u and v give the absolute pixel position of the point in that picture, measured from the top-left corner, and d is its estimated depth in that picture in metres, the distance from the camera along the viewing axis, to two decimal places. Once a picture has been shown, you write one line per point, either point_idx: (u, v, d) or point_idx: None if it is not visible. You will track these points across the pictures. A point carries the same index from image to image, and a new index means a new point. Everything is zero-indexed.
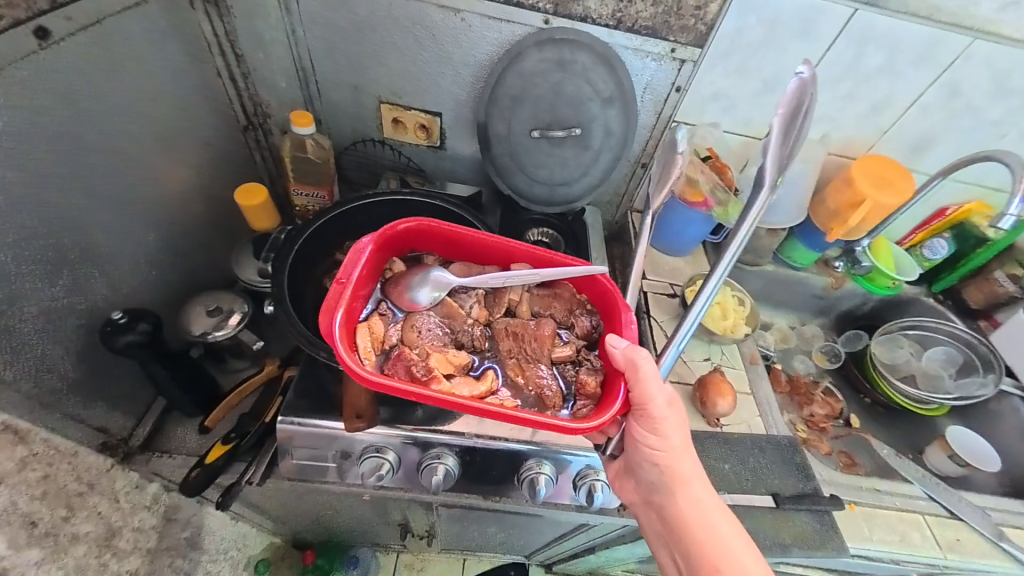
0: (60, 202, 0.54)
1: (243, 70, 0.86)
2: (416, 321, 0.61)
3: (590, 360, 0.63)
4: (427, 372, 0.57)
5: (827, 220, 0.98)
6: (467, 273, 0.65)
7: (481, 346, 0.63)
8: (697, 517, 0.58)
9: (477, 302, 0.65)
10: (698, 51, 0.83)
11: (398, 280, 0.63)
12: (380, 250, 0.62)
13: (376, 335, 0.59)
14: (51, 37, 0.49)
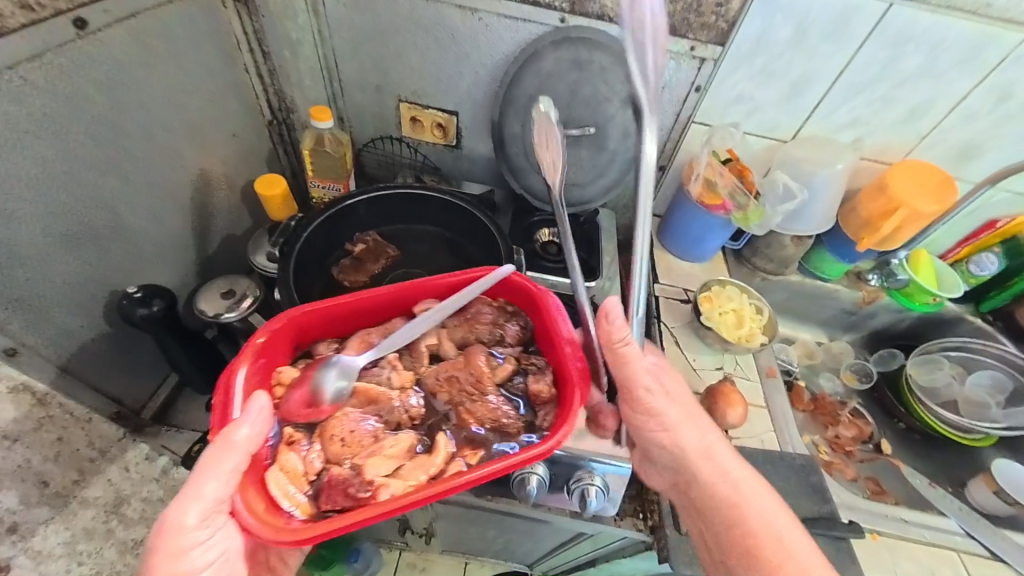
0: (92, 181, 0.58)
1: (270, 66, 0.89)
2: (329, 428, 0.51)
3: (530, 365, 0.59)
4: (372, 483, 0.48)
5: (858, 230, 0.92)
6: (368, 344, 0.57)
7: (419, 414, 0.55)
8: (730, 495, 0.57)
9: (395, 367, 0.56)
10: (719, 50, 0.81)
11: (290, 395, 0.52)
12: (253, 370, 0.51)
13: (291, 471, 0.48)
14: (89, 28, 0.53)
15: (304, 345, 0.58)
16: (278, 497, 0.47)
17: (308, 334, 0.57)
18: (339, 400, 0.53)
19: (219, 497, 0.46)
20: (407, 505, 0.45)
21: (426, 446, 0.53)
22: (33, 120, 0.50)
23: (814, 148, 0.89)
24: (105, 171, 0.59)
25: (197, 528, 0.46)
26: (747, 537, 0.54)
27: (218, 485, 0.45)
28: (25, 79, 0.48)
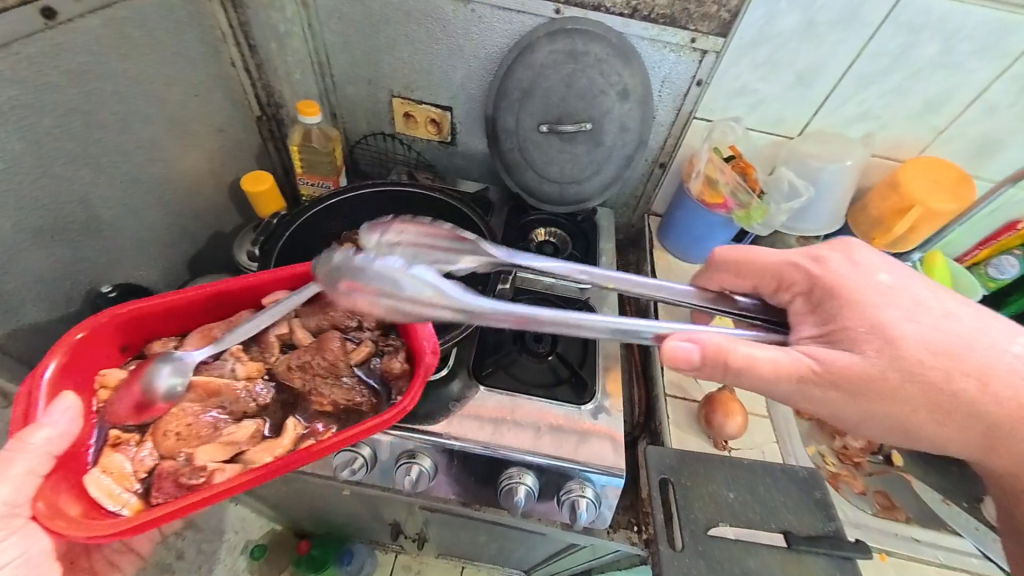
0: (65, 175, 0.56)
1: (258, 60, 0.87)
2: (162, 425, 0.54)
3: (386, 348, 0.63)
4: (206, 470, 0.52)
5: (869, 230, 0.87)
6: (207, 339, 0.58)
7: (266, 401, 0.59)
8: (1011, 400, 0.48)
9: (240, 360, 0.59)
10: (720, 41, 0.77)
11: (120, 395, 0.53)
12: (67, 373, 0.50)
13: (121, 466, 0.51)
14: (59, 17, 0.51)
15: (135, 346, 0.58)
16: (96, 493, 0.48)
17: (141, 334, 0.57)
18: (173, 397, 0.56)
19: (13, 503, 0.44)
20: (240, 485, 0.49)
21: (273, 432, 0.58)
22: (2, 111, 0.48)
23: (822, 143, 0.84)
24: (80, 163, 0.57)
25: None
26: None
27: (12, 490, 0.43)
28: None
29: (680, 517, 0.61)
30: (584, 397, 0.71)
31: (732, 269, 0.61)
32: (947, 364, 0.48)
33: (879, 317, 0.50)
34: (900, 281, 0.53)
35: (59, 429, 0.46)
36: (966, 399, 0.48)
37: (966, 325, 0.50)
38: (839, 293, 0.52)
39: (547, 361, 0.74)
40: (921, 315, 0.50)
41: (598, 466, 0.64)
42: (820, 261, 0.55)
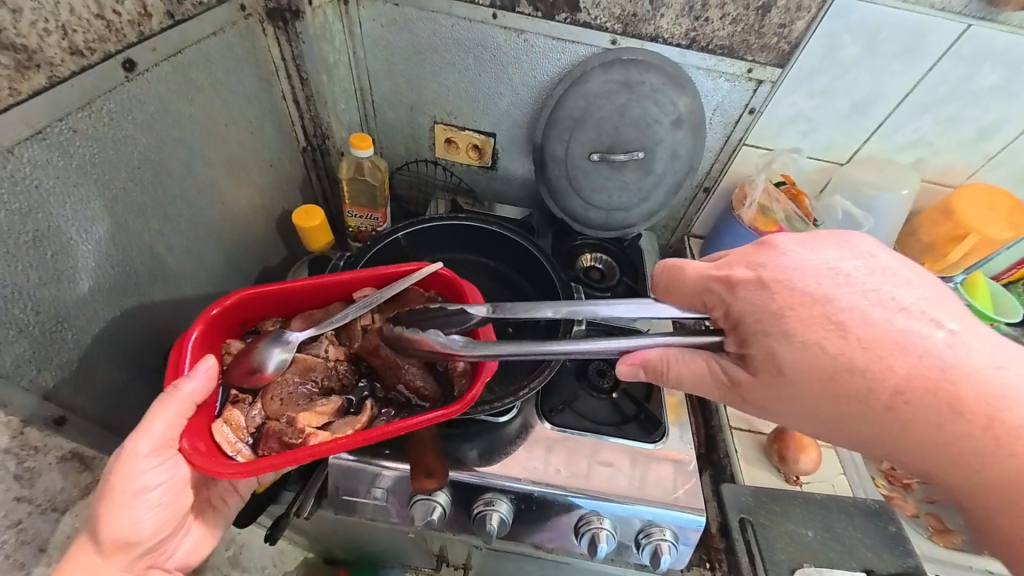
0: (137, 227, 0.57)
1: (308, 92, 0.83)
2: (269, 390, 0.59)
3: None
4: (303, 432, 0.56)
5: (918, 255, 0.89)
6: (310, 323, 0.63)
7: (349, 381, 0.63)
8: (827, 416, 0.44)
9: (331, 344, 0.63)
10: (777, 72, 0.77)
11: (239, 361, 0.59)
12: (203, 339, 0.57)
13: (239, 421, 0.56)
14: (137, 69, 0.51)
15: (252, 320, 0.63)
16: (218, 441, 0.54)
17: (256, 311, 0.63)
18: (276, 372, 0.60)
19: (168, 436, 0.51)
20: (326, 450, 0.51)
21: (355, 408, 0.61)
22: (83, 169, 0.49)
23: (874, 170, 0.85)
24: (149, 217, 0.58)
25: (145, 464, 0.51)
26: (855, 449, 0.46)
27: (166, 425, 0.51)
28: (74, 130, 0.46)
29: (764, 558, 0.63)
30: (654, 434, 0.70)
31: (665, 288, 0.52)
32: (874, 382, 0.42)
33: (794, 346, 0.43)
34: (809, 284, 0.45)
35: (199, 385, 0.53)
36: (918, 419, 0.41)
37: (900, 325, 0.42)
38: (756, 317, 0.45)
39: (610, 398, 0.74)
40: (839, 323, 0.43)
41: (680, 507, 0.63)
42: (733, 275, 0.47)
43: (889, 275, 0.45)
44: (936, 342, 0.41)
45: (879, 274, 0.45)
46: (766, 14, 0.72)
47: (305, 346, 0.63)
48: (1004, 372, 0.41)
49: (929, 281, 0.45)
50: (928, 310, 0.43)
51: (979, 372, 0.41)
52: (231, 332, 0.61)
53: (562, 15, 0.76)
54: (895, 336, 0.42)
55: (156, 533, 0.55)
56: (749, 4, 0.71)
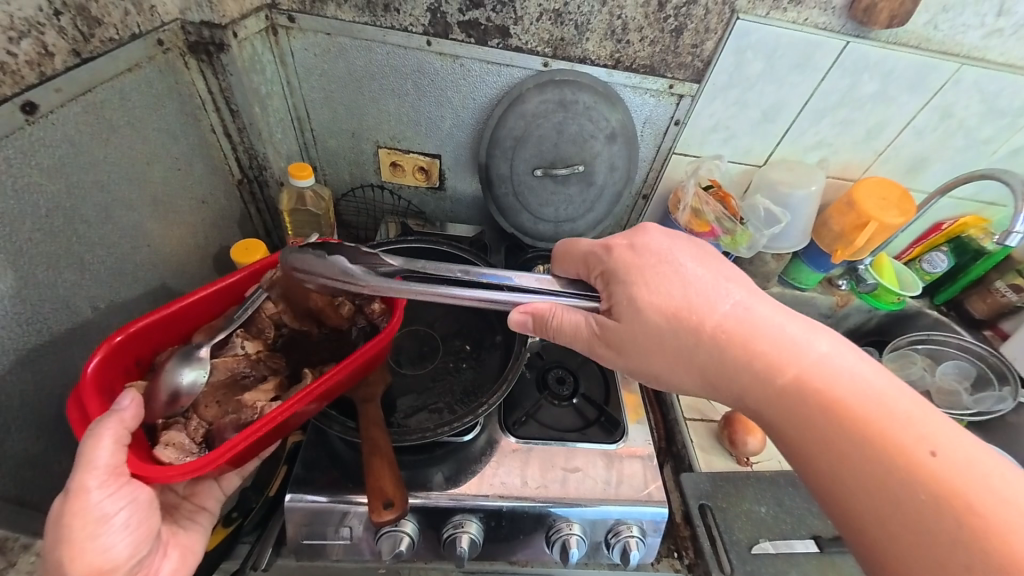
0: (48, 281, 0.53)
1: (240, 124, 0.76)
2: (201, 401, 0.58)
3: (362, 299, 0.66)
4: (257, 407, 0.59)
5: (832, 242, 0.98)
6: (210, 332, 0.62)
7: (276, 365, 0.64)
8: (672, 346, 0.54)
9: (246, 338, 0.63)
10: (695, 86, 0.85)
11: (150, 394, 0.56)
12: (98, 386, 0.53)
13: (181, 440, 0.55)
14: (39, 111, 0.48)
15: (147, 357, 0.60)
16: (168, 462, 0.53)
17: (149, 345, 0.59)
18: (195, 389, 0.58)
19: (115, 463, 0.48)
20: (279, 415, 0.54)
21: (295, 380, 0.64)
22: None
23: (789, 170, 0.94)
24: (65, 268, 0.55)
25: (102, 494, 0.47)
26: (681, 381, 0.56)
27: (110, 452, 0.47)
28: None
29: (724, 541, 0.67)
30: (615, 434, 0.73)
31: (559, 258, 0.64)
32: (699, 333, 0.53)
33: (645, 288, 0.55)
34: (659, 249, 0.57)
35: (133, 409, 0.50)
36: (733, 353, 0.52)
37: (767, 305, 0.54)
38: (624, 269, 0.57)
39: (571, 404, 0.76)
40: (667, 290, 0.54)
41: (643, 502, 0.66)
42: (611, 242, 0.59)
43: (720, 273, 0.56)
44: (744, 300, 0.54)
45: (705, 266, 0.57)
46: (679, 36, 0.78)
47: (216, 352, 0.61)
48: (789, 324, 0.52)
49: (719, 277, 0.56)
50: (723, 292, 0.54)
51: (798, 334, 0.52)
52: (128, 376, 0.58)
53: (494, 41, 0.80)
54: (708, 288, 0.54)
55: (134, 558, 0.50)
56: (663, 27, 0.77)
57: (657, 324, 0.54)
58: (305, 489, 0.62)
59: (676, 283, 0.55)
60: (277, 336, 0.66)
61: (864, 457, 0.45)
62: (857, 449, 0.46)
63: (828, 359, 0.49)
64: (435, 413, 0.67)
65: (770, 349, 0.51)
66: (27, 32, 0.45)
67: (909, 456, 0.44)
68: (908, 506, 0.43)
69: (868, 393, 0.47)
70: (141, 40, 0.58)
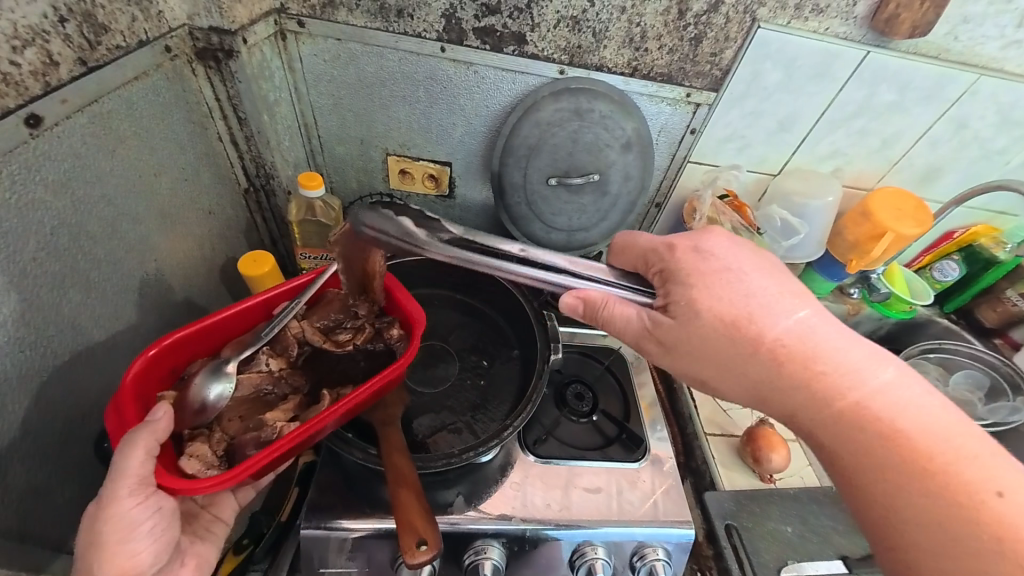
0: (52, 302, 0.51)
1: (247, 132, 0.73)
2: (226, 414, 0.58)
3: (382, 323, 0.66)
4: (276, 426, 0.57)
5: (846, 252, 0.98)
6: (237, 348, 0.61)
7: (297, 382, 0.63)
8: (725, 355, 0.54)
9: (272, 355, 0.62)
10: (713, 95, 0.83)
11: (178, 406, 0.56)
12: (135, 395, 0.54)
13: (205, 452, 0.55)
14: (44, 124, 0.46)
15: (179, 370, 0.59)
16: (191, 474, 0.52)
17: (182, 357, 0.59)
18: (221, 403, 0.58)
19: (142, 474, 0.47)
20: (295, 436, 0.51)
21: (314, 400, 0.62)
22: None
23: (804, 180, 0.93)
24: (69, 288, 0.52)
25: (131, 501, 0.47)
26: (729, 392, 0.55)
27: (140, 461, 0.47)
28: None
29: (751, 562, 0.65)
30: (637, 452, 0.71)
31: (619, 250, 0.64)
32: (756, 345, 0.53)
33: (706, 295, 0.55)
34: (724, 259, 0.57)
35: (165, 421, 0.50)
36: (790, 366, 0.52)
37: (832, 329, 0.54)
38: (686, 273, 0.57)
39: (589, 420, 0.75)
40: (731, 301, 0.54)
41: (670, 523, 0.64)
42: (675, 241, 0.59)
43: (787, 289, 0.56)
44: (807, 320, 0.54)
45: (771, 282, 0.57)
46: (698, 45, 0.77)
47: (243, 367, 0.61)
48: (852, 347, 0.52)
49: (783, 292, 0.55)
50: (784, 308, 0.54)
51: (860, 359, 0.52)
52: (161, 386, 0.58)
53: (510, 49, 0.78)
54: (772, 302, 0.54)
55: (157, 564, 0.50)
56: (683, 36, 0.76)
57: (714, 332, 0.54)
58: (316, 516, 0.60)
59: (740, 292, 0.55)
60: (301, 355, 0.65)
61: (926, 490, 0.45)
62: (914, 478, 0.45)
63: (891, 386, 0.49)
64: (456, 434, 0.65)
65: (829, 369, 0.51)
66: (31, 40, 0.43)
67: (970, 491, 0.43)
68: (969, 545, 0.42)
69: (931, 427, 0.47)
70: (149, 47, 0.56)
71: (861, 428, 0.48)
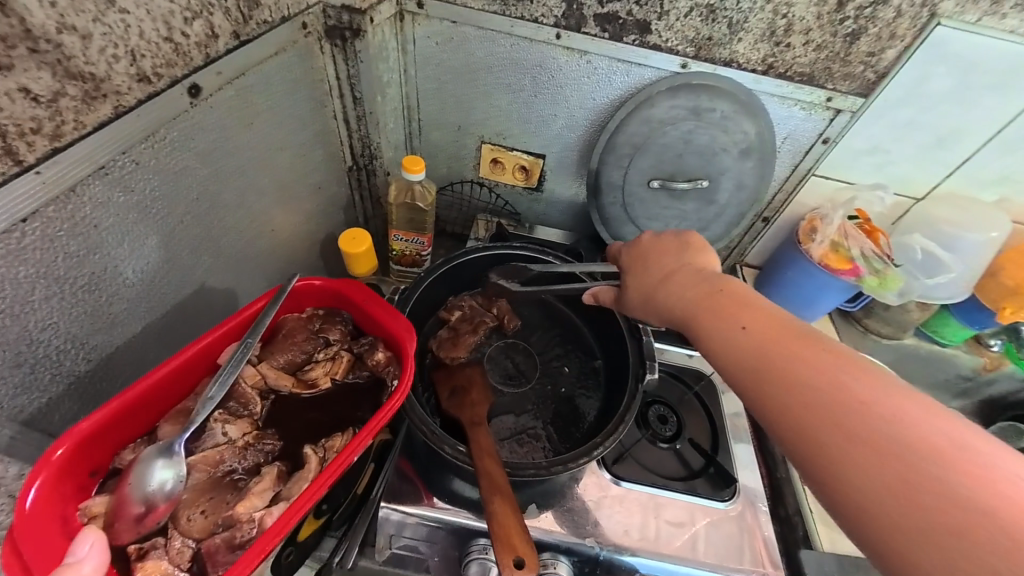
0: (185, 260, 0.56)
1: (360, 112, 0.75)
2: (182, 512, 0.48)
3: (363, 348, 0.61)
4: (254, 519, 0.48)
5: (995, 298, 0.83)
6: (178, 422, 0.51)
7: (263, 441, 0.54)
8: (643, 308, 0.57)
9: (228, 423, 0.54)
10: (860, 101, 0.73)
11: (111, 518, 0.46)
12: (48, 517, 0.44)
13: (165, 569, 0.46)
14: (202, 94, 0.50)
15: (105, 463, 0.49)
16: None
17: (106, 446, 0.49)
18: (174, 493, 0.48)
19: None
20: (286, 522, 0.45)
21: (296, 467, 0.54)
22: (143, 205, 0.48)
23: (958, 208, 0.79)
24: (202, 249, 0.57)
25: None
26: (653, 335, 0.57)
27: None
28: (137, 162, 0.46)
29: None
30: (725, 492, 0.67)
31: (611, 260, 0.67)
32: (657, 293, 0.56)
33: (633, 274, 0.59)
34: (649, 244, 0.60)
35: None
36: (688, 306, 0.52)
37: (710, 265, 0.56)
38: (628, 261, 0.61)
39: (673, 447, 0.72)
40: (644, 268, 0.58)
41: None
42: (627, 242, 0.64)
43: (696, 258, 0.56)
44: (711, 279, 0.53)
45: (682, 253, 0.57)
46: (854, 42, 0.67)
47: (194, 447, 0.52)
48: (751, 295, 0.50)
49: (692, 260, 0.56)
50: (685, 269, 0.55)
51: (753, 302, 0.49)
52: (84, 492, 0.47)
53: (631, 38, 0.72)
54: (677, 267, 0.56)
55: None
56: (837, 31, 0.66)
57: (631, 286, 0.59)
58: (406, 501, 0.66)
59: (650, 262, 0.58)
60: (263, 411, 0.57)
61: (808, 409, 0.40)
62: (802, 400, 0.41)
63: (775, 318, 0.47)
64: (537, 442, 0.65)
65: (722, 309, 0.49)
66: (200, 13, 0.46)
67: (851, 411, 0.39)
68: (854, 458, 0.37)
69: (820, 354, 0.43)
70: (289, 23, 0.58)
71: (737, 342, 0.47)
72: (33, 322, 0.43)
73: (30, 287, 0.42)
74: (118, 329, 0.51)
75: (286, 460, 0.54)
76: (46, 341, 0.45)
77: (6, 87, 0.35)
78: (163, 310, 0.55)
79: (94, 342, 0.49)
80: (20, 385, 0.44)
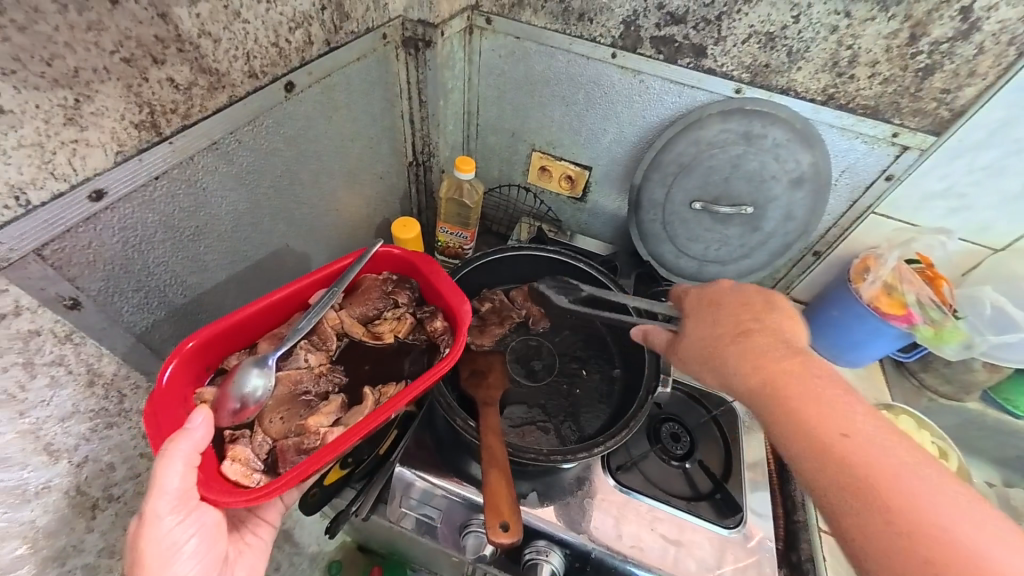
0: (264, 227, 0.66)
1: (424, 114, 0.83)
2: (266, 415, 0.58)
3: (423, 314, 0.69)
4: (320, 432, 0.57)
5: None
6: (274, 342, 0.61)
7: (332, 377, 0.63)
8: (704, 360, 0.56)
9: (310, 352, 0.63)
10: (931, 139, 0.69)
11: (217, 404, 0.56)
12: (172, 394, 0.54)
13: (247, 455, 0.54)
14: (295, 90, 0.59)
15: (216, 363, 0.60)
16: (241, 479, 0.52)
17: (219, 350, 0.59)
18: (262, 398, 0.58)
19: (184, 488, 0.48)
20: (346, 437, 0.52)
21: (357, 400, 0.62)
22: (240, 176, 0.58)
23: None
24: (278, 219, 0.67)
25: (172, 520, 0.48)
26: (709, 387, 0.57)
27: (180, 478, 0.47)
28: (239, 141, 0.56)
29: None
30: (730, 519, 0.66)
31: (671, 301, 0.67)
32: (728, 347, 0.55)
33: (700, 323, 0.59)
34: (723, 298, 0.60)
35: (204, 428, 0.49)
36: (760, 367, 0.51)
37: (793, 331, 0.55)
38: (697, 309, 0.60)
39: (682, 466, 0.72)
40: (711, 321, 0.58)
41: None
42: (692, 291, 0.63)
43: (772, 323, 0.55)
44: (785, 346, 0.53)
45: (756, 312, 0.57)
46: (927, 78, 0.64)
47: (281, 365, 0.61)
48: (828, 377, 0.50)
49: (769, 320, 0.56)
50: (761, 331, 0.55)
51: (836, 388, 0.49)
52: (198, 382, 0.58)
53: (685, 60, 0.74)
54: (749, 325, 0.55)
55: None
56: (907, 65, 0.64)
57: (692, 335, 0.59)
58: (431, 472, 0.68)
59: (719, 315, 0.58)
60: (337, 348, 0.66)
61: (878, 506, 0.42)
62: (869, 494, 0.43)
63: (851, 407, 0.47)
64: (545, 435, 0.69)
65: (806, 388, 0.49)
66: (301, 24, 0.56)
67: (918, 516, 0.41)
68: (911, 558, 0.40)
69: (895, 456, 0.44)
70: (371, 34, 0.67)
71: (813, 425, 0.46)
72: (152, 259, 0.53)
73: (154, 230, 0.52)
74: (206, 275, 0.61)
75: (349, 393, 0.63)
76: (158, 275, 0.55)
77: (159, 77, 0.45)
78: (241, 265, 0.66)
79: (188, 283, 0.59)
80: (138, 304, 0.54)
